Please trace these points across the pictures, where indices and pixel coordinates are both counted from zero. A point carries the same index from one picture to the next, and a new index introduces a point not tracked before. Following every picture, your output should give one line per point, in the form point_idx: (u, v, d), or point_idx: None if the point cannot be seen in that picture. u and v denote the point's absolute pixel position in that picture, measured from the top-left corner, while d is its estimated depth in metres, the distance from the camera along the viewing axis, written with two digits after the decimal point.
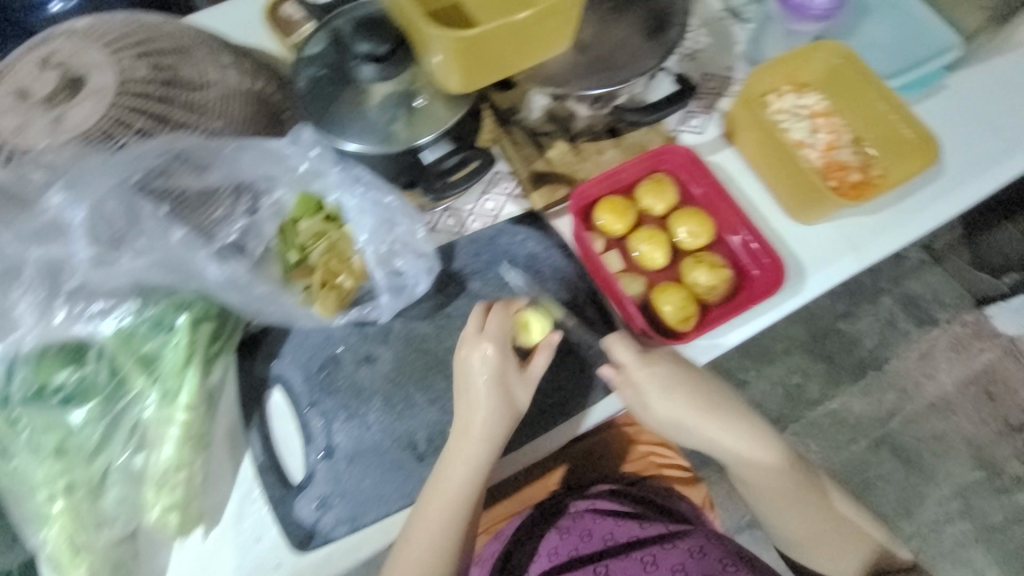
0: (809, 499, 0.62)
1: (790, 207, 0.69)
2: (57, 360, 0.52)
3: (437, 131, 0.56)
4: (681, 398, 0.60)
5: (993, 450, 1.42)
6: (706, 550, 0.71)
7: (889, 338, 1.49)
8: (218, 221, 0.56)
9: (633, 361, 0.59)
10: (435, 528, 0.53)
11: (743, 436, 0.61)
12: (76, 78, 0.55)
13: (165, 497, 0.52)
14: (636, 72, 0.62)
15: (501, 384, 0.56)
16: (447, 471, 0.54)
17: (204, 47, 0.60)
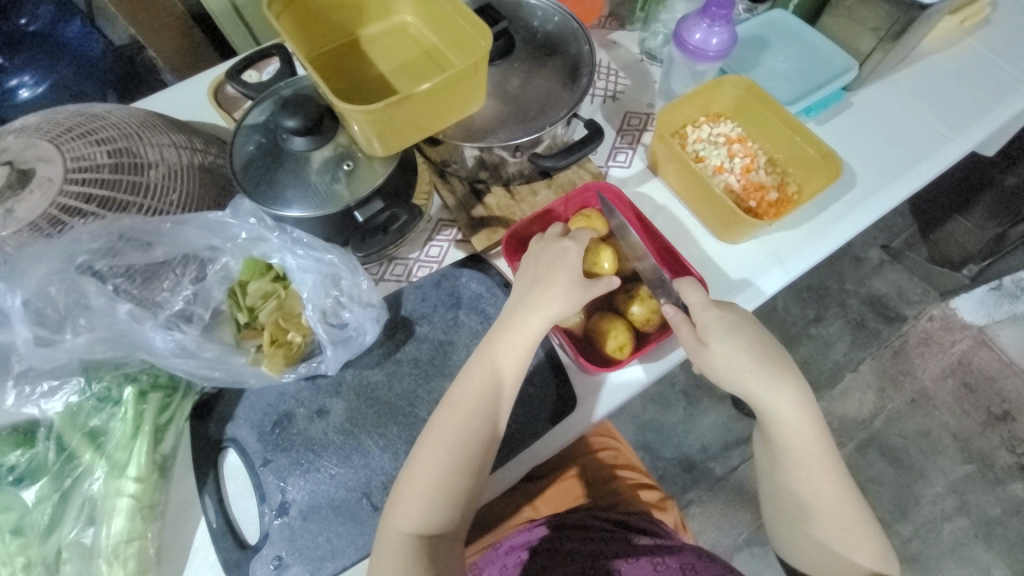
0: (826, 481, 0.59)
1: (715, 230, 0.73)
2: (9, 442, 0.54)
3: (371, 190, 0.61)
4: (718, 331, 0.60)
5: (979, 441, 1.43)
6: (698, 568, 0.66)
7: (861, 338, 1.52)
8: (166, 294, 0.59)
9: (716, 308, 0.61)
10: (452, 441, 0.54)
11: (770, 383, 0.59)
12: (24, 169, 0.56)
13: (116, 571, 0.52)
14: (551, 121, 0.67)
15: (530, 297, 0.59)
16: (472, 379, 0.57)
17: (148, 129, 0.63)
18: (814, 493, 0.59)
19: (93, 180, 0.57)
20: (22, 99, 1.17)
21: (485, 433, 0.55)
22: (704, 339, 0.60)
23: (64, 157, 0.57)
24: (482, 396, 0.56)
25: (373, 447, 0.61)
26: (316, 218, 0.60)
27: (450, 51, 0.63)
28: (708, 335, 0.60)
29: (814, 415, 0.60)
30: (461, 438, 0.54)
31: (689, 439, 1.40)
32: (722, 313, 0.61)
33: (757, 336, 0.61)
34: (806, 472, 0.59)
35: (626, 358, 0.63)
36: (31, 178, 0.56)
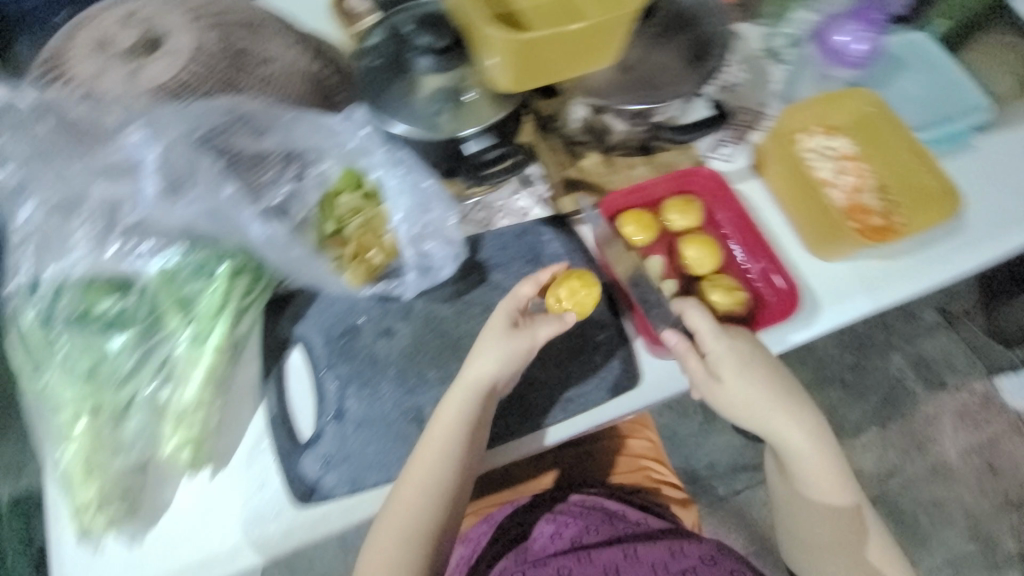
0: (838, 495, 0.64)
1: (810, 242, 0.71)
2: (103, 289, 0.53)
3: (482, 126, 0.60)
4: (735, 365, 0.60)
5: (989, 523, 1.38)
6: (717, 559, 0.71)
7: (893, 396, 1.48)
8: (267, 183, 0.60)
9: (727, 341, 0.60)
10: (428, 471, 0.55)
11: (780, 413, 0.62)
12: (153, 37, 0.58)
13: (181, 433, 0.54)
14: (675, 93, 0.65)
15: (486, 345, 0.58)
16: (440, 416, 0.56)
17: (272, 26, 0.63)
18: (829, 506, 0.64)
19: (224, 60, 0.58)
20: None
21: (456, 464, 0.56)
22: (716, 373, 0.60)
23: (197, 30, 0.58)
24: (450, 431, 0.56)
25: (430, 376, 0.62)
26: (412, 135, 0.60)
27: None
28: (717, 368, 0.60)
29: (824, 435, 0.63)
30: (440, 465, 0.55)
31: (698, 454, 1.39)
32: (733, 343, 0.61)
33: (772, 364, 0.62)
34: (820, 491, 0.64)
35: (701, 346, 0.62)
36: (159, 47, 0.57)
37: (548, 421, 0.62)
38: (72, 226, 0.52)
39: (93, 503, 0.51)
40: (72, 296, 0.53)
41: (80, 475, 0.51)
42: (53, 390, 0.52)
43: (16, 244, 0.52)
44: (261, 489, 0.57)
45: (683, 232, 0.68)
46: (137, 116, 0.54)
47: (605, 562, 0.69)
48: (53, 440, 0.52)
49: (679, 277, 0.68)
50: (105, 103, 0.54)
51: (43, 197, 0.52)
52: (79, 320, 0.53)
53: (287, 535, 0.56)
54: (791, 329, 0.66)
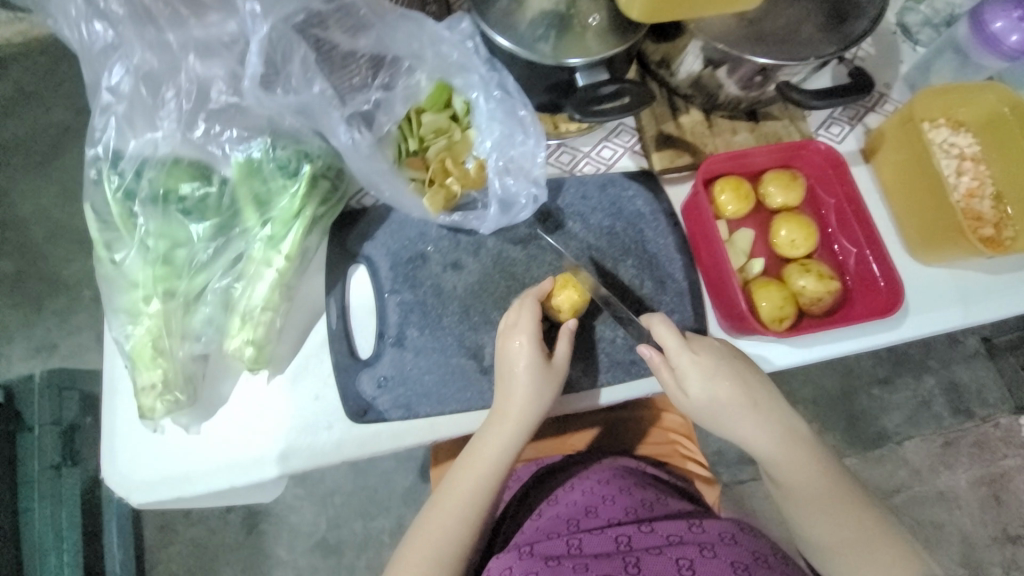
0: (838, 510, 0.54)
1: (910, 242, 0.66)
2: (185, 173, 0.51)
3: (588, 59, 0.54)
4: (711, 376, 0.56)
5: (982, 553, 1.31)
6: (739, 540, 0.56)
7: (917, 417, 1.36)
8: (357, 87, 0.56)
9: (689, 352, 0.56)
10: (466, 499, 0.53)
11: (745, 412, 0.56)
12: None
13: (246, 331, 0.53)
14: (812, 52, 0.56)
15: (523, 377, 0.54)
16: (481, 445, 0.54)
17: None
18: (831, 528, 0.54)
19: None
20: None
21: (494, 493, 0.54)
22: (680, 385, 0.57)
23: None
24: (492, 460, 0.54)
25: (493, 318, 0.60)
26: (518, 56, 0.55)
27: None
28: (681, 378, 0.56)
29: (804, 444, 0.57)
30: (481, 474, 0.54)
31: (708, 443, 1.23)
32: (696, 352, 0.56)
33: (742, 373, 0.56)
34: (810, 508, 0.55)
35: (780, 331, 0.60)
36: None
37: (608, 381, 0.61)
38: (162, 98, 0.50)
39: (156, 388, 0.51)
40: (154, 175, 0.51)
41: (146, 357, 0.51)
42: (128, 268, 0.51)
43: (102, 108, 0.50)
44: (315, 400, 0.57)
45: (780, 209, 0.64)
46: None
47: (617, 535, 0.57)
48: (120, 317, 0.51)
49: (765, 257, 0.65)
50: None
51: (133, 60, 0.48)
52: (157, 201, 0.51)
53: (337, 448, 0.56)
54: (876, 330, 0.63)
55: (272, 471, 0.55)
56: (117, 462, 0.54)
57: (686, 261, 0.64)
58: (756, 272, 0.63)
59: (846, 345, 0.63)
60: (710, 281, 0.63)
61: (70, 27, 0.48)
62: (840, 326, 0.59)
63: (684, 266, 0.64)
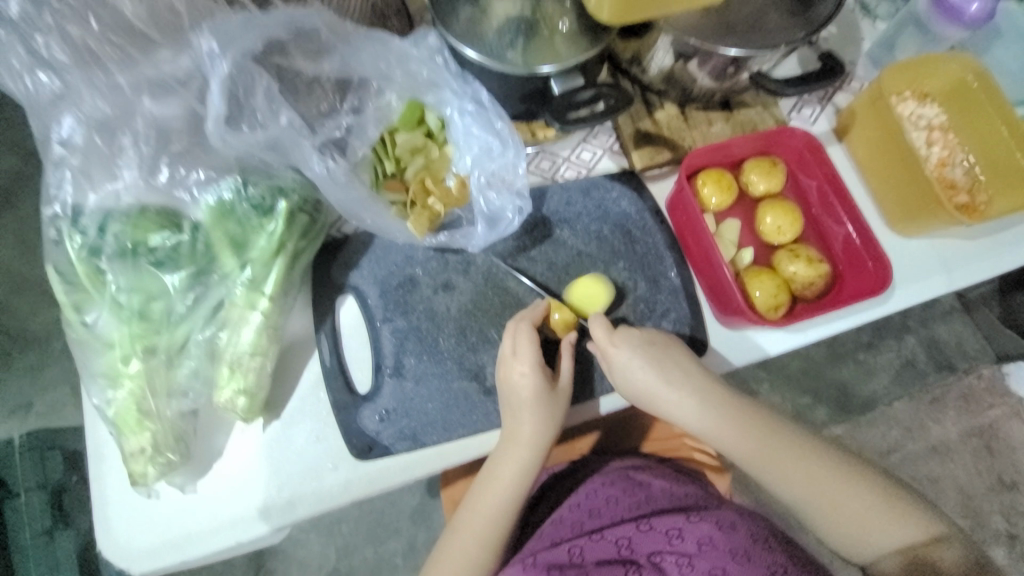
0: (794, 466, 0.54)
1: (891, 216, 0.67)
2: (152, 223, 0.48)
3: (560, 65, 0.53)
4: (637, 363, 0.56)
5: (978, 501, 1.35)
6: (738, 526, 0.55)
7: (904, 377, 1.39)
8: (325, 115, 0.54)
9: (614, 344, 0.56)
10: (485, 531, 0.52)
11: (669, 387, 0.56)
12: None
13: (236, 381, 0.50)
14: (784, 40, 0.56)
15: (535, 403, 0.53)
16: (497, 473, 0.53)
17: None
18: (789, 487, 0.54)
19: None
20: None
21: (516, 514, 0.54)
22: (614, 375, 0.57)
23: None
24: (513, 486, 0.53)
25: (491, 336, 0.59)
26: (489, 67, 0.53)
27: None
28: (614, 370, 0.56)
29: (730, 409, 0.56)
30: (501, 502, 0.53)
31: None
32: (620, 344, 0.56)
33: (666, 357, 0.56)
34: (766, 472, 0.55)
35: (777, 320, 0.60)
36: None
37: (614, 386, 0.60)
38: (119, 146, 0.47)
39: (145, 452, 0.48)
40: (120, 228, 0.48)
41: (133, 420, 0.48)
42: (101, 329, 0.48)
43: (55, 164, 0.46)
44: (316, 442, 0.54)
45: (764, 196, 0.64)
46: (207, 20, 0.45)
47: (617, 540, 0.57)
48: (100, 381, 0.48)
49: (753, 245, 0.65)
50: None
51: (83, 110, 0.45)
52: (126, 255, 0.48)
53: (345, 488, 0.54)
54: (868, 306, 0.64)
55: (278, 521, 0.52)
56: (110, 533, 0.51)
57: (677, 257, 0.63)
58: (745, 262, 0.63)
59: (841, 324, 0.63)
60: (703, 274, 0.63)
61: (7, 79, 0.45)
62: (835, 309, 0.60)
63: (675, 263, 0.63)
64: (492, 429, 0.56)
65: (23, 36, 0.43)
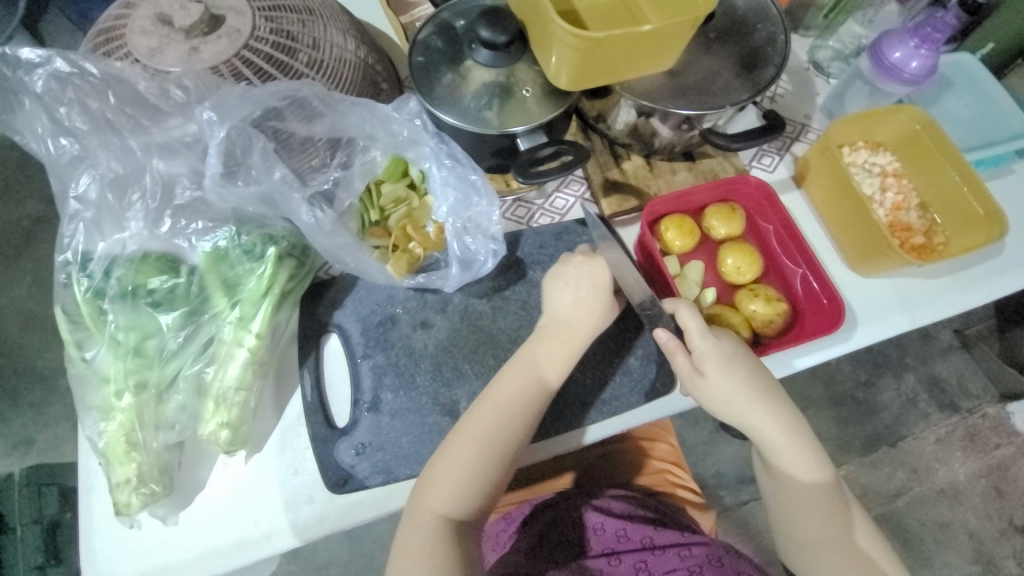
0: (831, 506, 0.56)
1: (850, 257, 0.71)
2: (153, 268, 0.53)
3: (526, 125, 0.59)
4: (739, 366, 0.56)
5: (991, 546, 1.30)
6: (723, 560, 0.61)
7: (905, 417, 1.37)
8: (315, 169, 0.61)
9: (714, 337, 0.57)
10: (467, 474, 0.52)
11: (761, 407, 0.56)
12: (215, 15, 0.54)
13: (221, 414, 0.53)
14: (729, 101, 0.62)
15: (520, 362, 0.56)
16: (491, 406, 0.54)
17: (326, 11, 0.61)
18: (819, 525, 0.56)
19: (279, 44, 0.57)
20: None
21: (504, 461, 0.53)
22: (700, 368, 0.57)
23: (255, 15, 0.55)
24: (480, 458, 0.52)
25: (464, 371, 0.62)
26: (464, 130, 0.59)
27: None
28: (705, 364, 0.56)
29: (808, 449, 0.56)
30: (488, 442, 0.53)
31: (704, 464, 1.21)
32: (719, 340, 0.57)
33: (756, 366, 0.58)
34: (804, 506, 0.56)
35: None
36: (219, 26, 0.54)
37: (586, 422, 0.62)
38: (128, 201, 0.52)
39: (130, 482, 0.50)
40: (123, 272, 0.52)
41: (121, 451, 0.51)
42: (98, 365, 0.52)
43: (69, 216, 0.52)
44: (294, 476, 0.57)
45: (725, 239, 0.68)
46: (211, 94, 0.52)
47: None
48: (93, 414, 0.52)
49: (716, 285, 0.68)
50: (137, 71, 0.51)
51: (100, 170, 0.51)
52: (128, 297, 0.52)
53: (320, 521, 0.56)
54: (830, 343, 0.66)
55: (256, 553, 0.54)
56: (93, 563, 0.53)
57: None
58: (709, 301, 0.67)
59: (805, 361, 0.65)
60: None
61: (35, 145, 0.52)
62: (794, 346, 0.62)
63: None
64: None
65: (47, 107, 0.51)
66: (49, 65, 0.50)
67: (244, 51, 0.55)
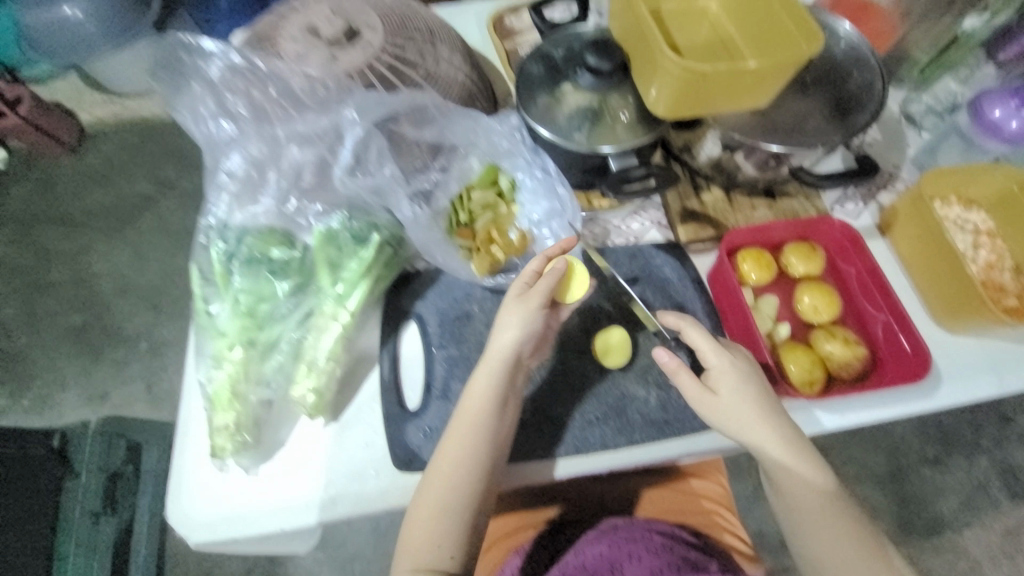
0: (835, 521, 0.56)
1: (938, 312, 0.69)
2: (276, 240, 0.60)
3: (616, 147, 0.62)
4: (750, 390, 0.58)
5: None
6: None
7: (975, 502, 1.25)
8: (418, 170, 0.67)
9: (730, 355, 0.59)
10: (455, 482, 0.55)
11: (763, 423, 0.57)
12: (354, 31, 0.63)
13: (312, 378, 0.58)
14: (821, 141, 0.63)
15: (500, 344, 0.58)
16: (463, 420, 0.56)
17: (444, 35, 0.69)
18: (822, 541, 0.56)
19: (403, 59, 0.64)
20: None
21: (484, 468, 0.56)
22: (712, 385, 0.59)
23: (388, 34, 0.64)
24: (474, 440, 0.56)
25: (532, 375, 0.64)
26: (560, 145, 0.63)
27: (750, 44, 0.62)
28: (718, 381, 0.58)
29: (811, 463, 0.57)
30: (470, 454, 0.55)
31: (747, 520, 1.15)
32: (736, 359, 0.59)
33: (766, 386, 0.59)
34: (805, 521, 0.57)
35: (811, 394, 0.61)
36: (356, 40, 0.62)
37: (647, 441, 0.62)
38: (264, 179, 0.60)
39: (229, 428, 0.56)
40: (251, 241, 0.59)
41: (225, 399, 0.56)
42: (219, 320, 0.58)
43: (217, 187, 0.60)
44: (365, 449, 0.60)
45: (803, 277, 0.68)
46: (346, 95, 0.59)
47: None
48: (206, 363, 0.58)
49: (791, 321, 0.68)
50: (292, 68, 0.59)
51: (248, 150, 0.59)
52: (251, 263, 0.59)
53: (382, 495, 0.59)
54: (909, 397, 0.64)
55: (323, 516, 0.58)
56: (180, 501, 0.57)
57: (716, 324, 0.67)
58: (784, 336, 0.66)
59: (880, 411, 0.63)
60: (736, 336, 0.66)
61: (196, 126, 0.60)
62: (871, 393, 0.61)
63: (714, 329, 0.67)
64: (523, 461, 0.61)
65: (216, 94, 0.60)
66: (227, 61, 0.59)
67: (374, 63, 0.63)
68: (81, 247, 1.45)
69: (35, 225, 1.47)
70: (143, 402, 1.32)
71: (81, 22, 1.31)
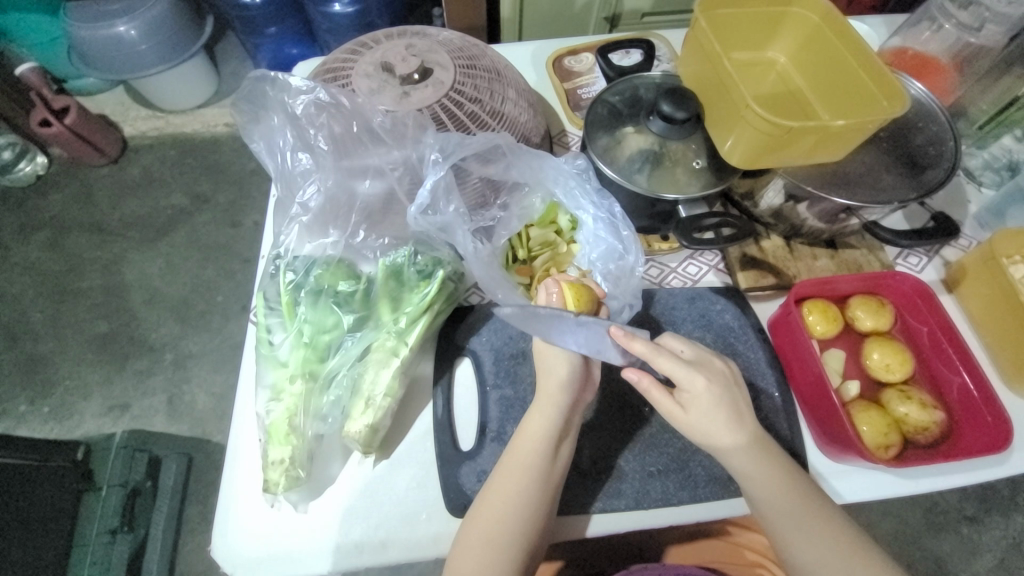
0: (824, 525, 0.52)
1: (1013, 376, 0.66)
2: (342, 273, 0.61)
3: (677, 195, 0.62)
4: (723, 410, 0.52)
5: None
6: None
7: (1014, 564, 1.16)
8: (483, 207, 0.67)
9: (703, 377, 0.52)
10: (505, 521, 0.52)
11: (730, 432, 0.52)
12: (426, 69, 0.63)
13: (367, 416, 0.56)
14: (896, 198, 0.62)
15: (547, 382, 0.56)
16: (513, 456, 0.54)
17: (511, 74, 0.70)
18: (813, 552, 0.51)
19: (472, 96, 0.64)
20: (331, 10, 1.33)
21: (536, 508, 0.53)
22: (683, 404, 0.53)
23: (458, 70, 0.64)
24: (532, 479, 0.53)
25: (590, 420, 0.62)
26: (625, 189, 0.63)
27: (822, 101, 0.63)
28: (691, 402, 0.52)
29: (777, 461, 0.53)
30: (523, 492, 0.52)
31: None
32: (711, 381, 0.52)
33: (739, 407, 0.53)
34: (782, 522, 0.52)
35: (885, 458, 0.59)
36: (428, 78, 0.63)
37: (711, 498, 0.59)
38: (335, 215, 0.62)
39: (283, 463, 0.54)
40: (318, 272, 0.60)
41: (282, 433, 0.55)
42: (281, 350, 0.58)
43: (289, 217, 0.62)
44: (417, 489, 0.58)
45: (870, 332, 0.66)
46: (420, 132, 0.60)
47: None
48: (265, 392, 0.57)
49: (859, 378, 0.66)
50: (373, 106, 0.60)
51: (325, 183, 0.61)
52: (317, 294, 0.59)
53: (434, 540, 0.56)
54: (985, 465, 0.61)
55: (372, 561, 0.55)
56: (225, 536, 0.56)
57: (781, 377, 0.65)
58: (852, 393, 0.64)
59: (951, 478, 0.61)
60: (802, 392, 0.64)
61: (276, 157, 0.63)
62: (949, 461, 0.58)
63: (777, 382, 0.65)
64: (581, 513, 0.58)
65: (297, 126, 0.62)
66: (314, 95, 0.60)
67: (445, 100, 0.63)
68: (112, 255, 1.46)
69: (70, 231, 1.49)
70: (163, 414, 1.29)
71: (134, 40, 1.34)
